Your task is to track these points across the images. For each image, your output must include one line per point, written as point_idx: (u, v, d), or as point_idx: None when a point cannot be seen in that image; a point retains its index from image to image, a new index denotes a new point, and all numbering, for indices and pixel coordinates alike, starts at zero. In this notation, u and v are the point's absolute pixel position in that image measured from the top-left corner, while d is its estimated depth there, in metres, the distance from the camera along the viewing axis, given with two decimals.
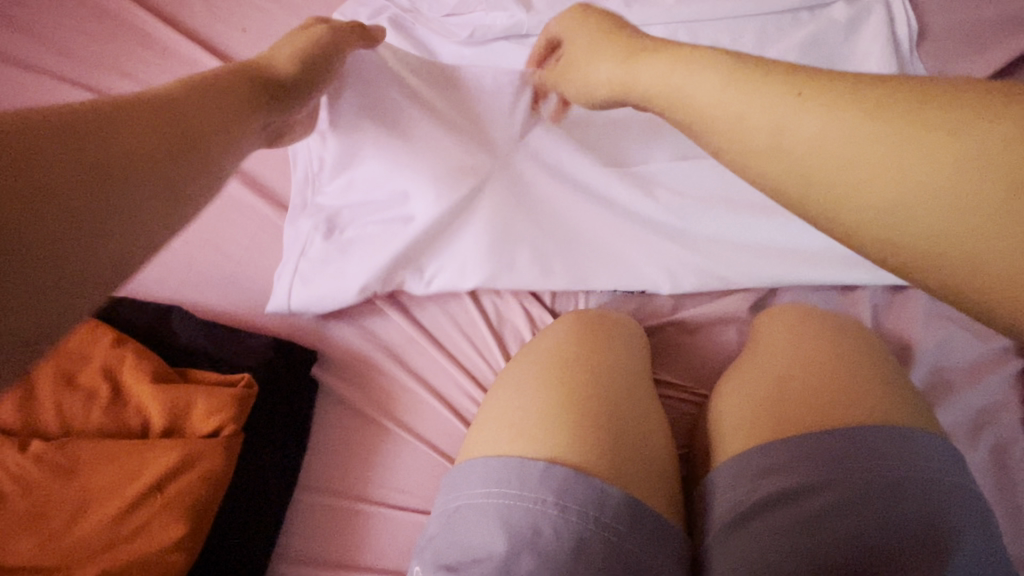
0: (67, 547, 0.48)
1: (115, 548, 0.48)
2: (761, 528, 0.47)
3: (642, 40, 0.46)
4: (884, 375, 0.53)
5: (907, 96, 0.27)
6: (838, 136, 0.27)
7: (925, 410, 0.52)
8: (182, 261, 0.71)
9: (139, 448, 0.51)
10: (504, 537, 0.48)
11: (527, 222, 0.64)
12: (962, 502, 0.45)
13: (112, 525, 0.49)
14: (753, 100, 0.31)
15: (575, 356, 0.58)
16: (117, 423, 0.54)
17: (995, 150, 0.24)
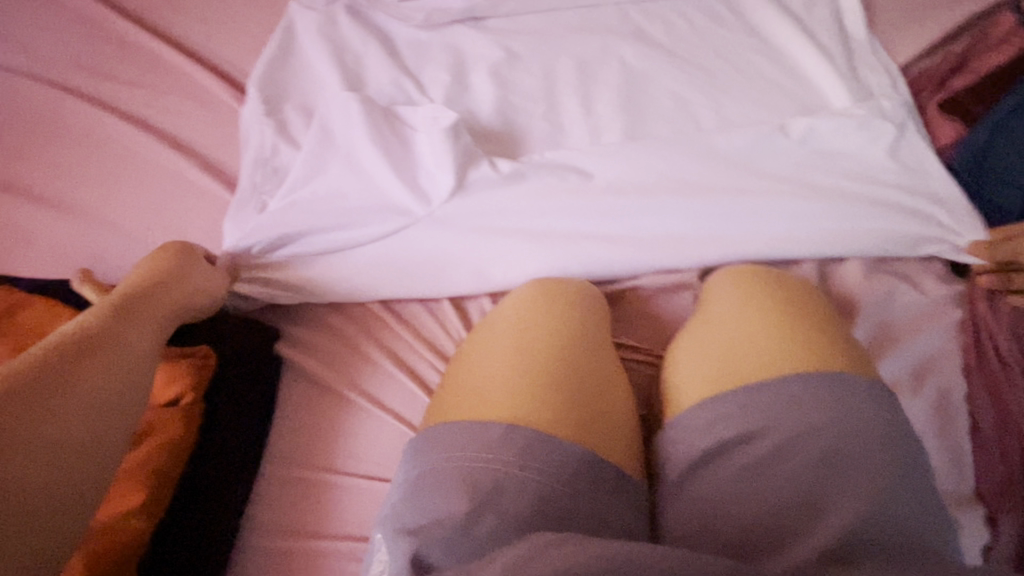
0: None
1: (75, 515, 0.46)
2: (714, 477, 0.49)
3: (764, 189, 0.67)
4: (822, 326, 0.56)
5: (830, 324, 0.57)
6: (818, 322, 0.56)
7: (859, 355, 0.54)
8: (133, 245, 0.67)
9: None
10: (465, 498, 0.46)
11: (473, 220, 0.66)
12: (897, 436, 0.47)
13: None
14: (804, 309, 0.58)
15: (536, 321, 0.59)
16: None
17: (859, 357, 0.54)
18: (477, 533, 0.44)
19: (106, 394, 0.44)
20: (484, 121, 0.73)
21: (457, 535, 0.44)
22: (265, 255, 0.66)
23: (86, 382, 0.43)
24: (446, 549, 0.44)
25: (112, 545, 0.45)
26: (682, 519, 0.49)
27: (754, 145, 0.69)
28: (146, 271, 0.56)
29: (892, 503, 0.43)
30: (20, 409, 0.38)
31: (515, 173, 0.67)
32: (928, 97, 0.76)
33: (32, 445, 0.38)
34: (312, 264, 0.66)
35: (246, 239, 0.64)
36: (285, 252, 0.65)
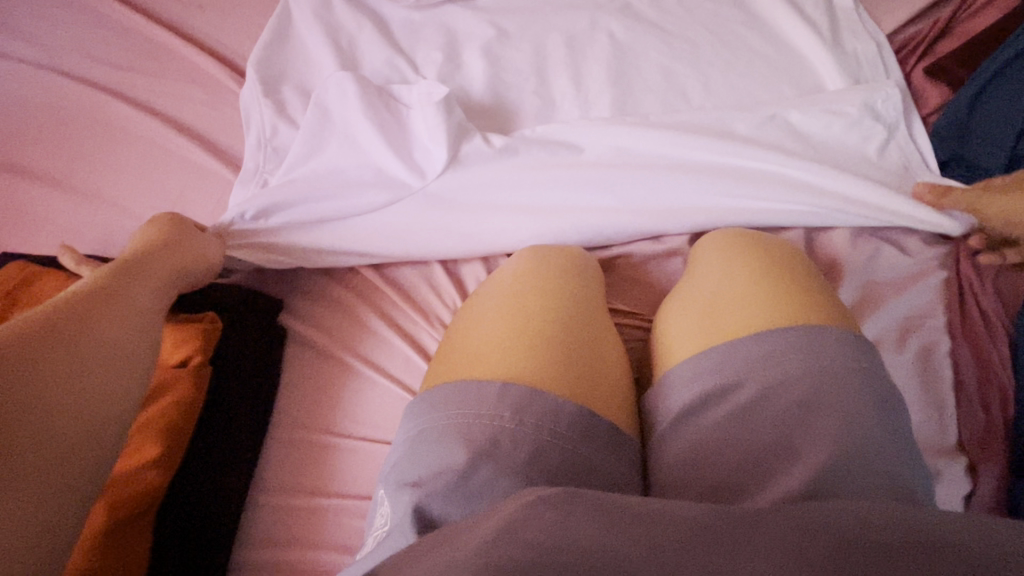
0: None
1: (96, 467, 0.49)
2: (702, 425, 0.51)
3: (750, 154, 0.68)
4: (805, 286, 0.58)
5: (813, 283, 0.59)
6: (801, 281, 0.58)
7: (840, 310, 0.56)
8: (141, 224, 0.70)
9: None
10: (463, 450, 0.47)
11: (469, 192, 0.68)
12: (873, 381, 0.49)
13: None
14: (789, 269, 0.59)
15: (531, 286, 0.61)
16: None
17: (841, 313, 0.56)
18: (476, 483, 0.45)
19: (114, 341, 0.47)
20: (475, 98, 0.75)
21: (456, 485, 0.45)
22: (261, 222, 0.67)
23: (93, 330, 0.46)
24: (447, 499, 0.45)
25: (131, 490, 0.49)
26: (671, 463, 0.51)
27: (741, 116, 0.71)
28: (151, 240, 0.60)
29: (867, 440, 0.46)
30: (37, 346, 0.42)
31: (507, 145, 0.69)
32: (913, 64, 0.77)
33: (45, 384, 0.41)
34: (309, 234, 0.68)
35: (241, 207, 0.66)
36: (278, 219, 0.67)
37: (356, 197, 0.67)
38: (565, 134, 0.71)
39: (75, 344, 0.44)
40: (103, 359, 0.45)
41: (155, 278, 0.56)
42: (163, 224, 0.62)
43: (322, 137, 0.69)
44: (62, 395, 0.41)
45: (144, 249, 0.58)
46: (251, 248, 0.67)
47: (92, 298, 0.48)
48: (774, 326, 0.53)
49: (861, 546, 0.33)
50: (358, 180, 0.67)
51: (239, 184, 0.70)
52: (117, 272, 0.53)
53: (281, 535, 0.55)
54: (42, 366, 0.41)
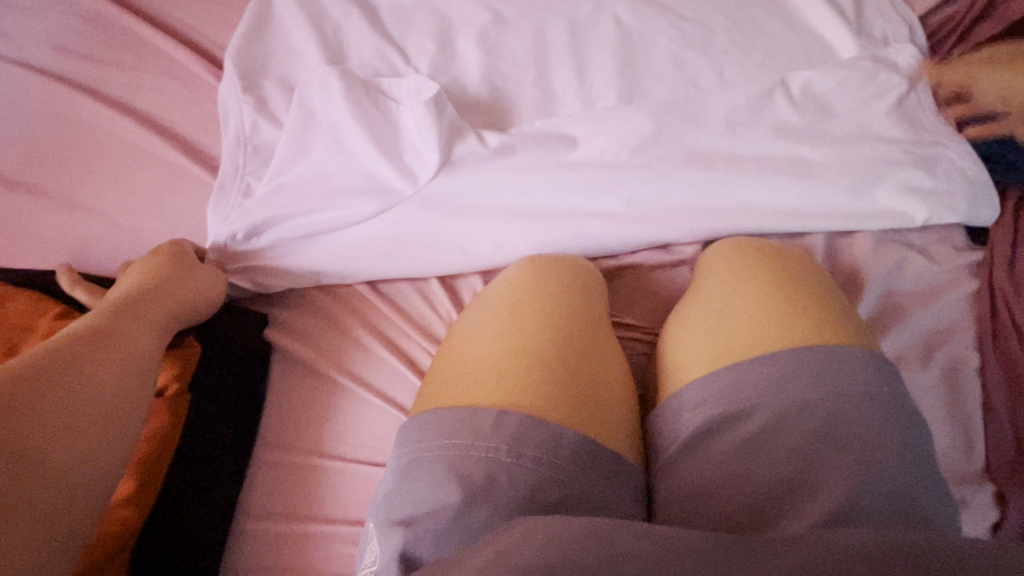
0: None
1: None
2: (710, 454, 0.47)
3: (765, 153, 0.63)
4: (829, 305, 0.53)
5: (836, 302, 0.54)
6: (823, 301, 0.53)
7: (868, 335, 0.52)
8: (118, 231, 0.67)
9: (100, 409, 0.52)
10: (455, 487, 0.43)
11: (463, 195, 0.64)
12: (898, 410, 0.45)
13: None
14: (812, 287, 0.54)
15: (529, 300, 0.57)
16: None
17: (865, 336, 0.51)
18: (468, 524, 0.42)
19: (108, 387, 0.44)
20: (469, 91, 0.70)
21: (447, 526, 0.42)
22: (251, 238, 0.64)
23: (85, 376, 0.43)
24: (436, 542, 0.42)
25: (107, 531, 0.46)
26: (678, 493, 0.47)
27: (759, 110, 0.66)
28: (152, 270, 0.57)
29: (889, 476, 0.42)
30: (26, 399, 0.39)
31: (503, 145, 0.64)
32: (948, 52, 0.71)
33: (40, 439, 0.38)
34: (300, 246, 0.64)
35: (229, 229, 0.63)
36: (269, 238, 0.64)
37: (345, 203, 0.63)
38: (566, 129, 0.66)
39: (73, 394, 0.41)
40: (100, 411, 0.42)
41: (158, 315, 0.53)
42: (157, 254, 0.60)
43: (304, 137, 0.64)
44: (57, 453, 0.38)
45: (146, 280, 0.55)
46: (244, 267, 0.64)
47: (83, 340, 0.45)
48: (788, 346, 0.49)
49: None
50: (346, 185, 0.63)
51: (218, 189, 0.66)
52: (119, 309, 0.50)
53: (267, 562, 0.53)
54: (32, 421, 0.38)
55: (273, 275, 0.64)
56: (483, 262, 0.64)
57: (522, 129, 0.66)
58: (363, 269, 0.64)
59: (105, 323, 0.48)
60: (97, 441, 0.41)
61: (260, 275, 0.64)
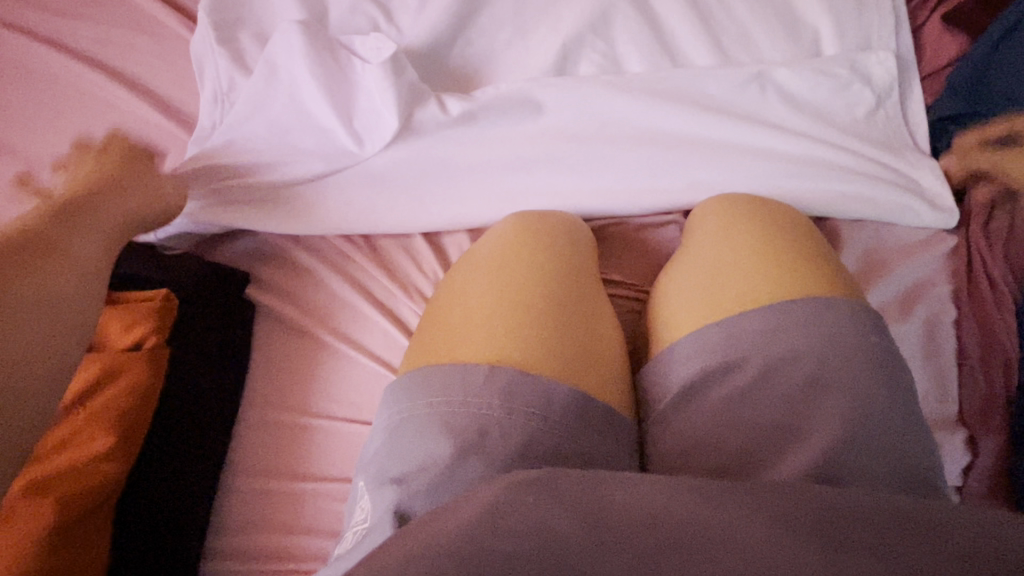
0: None
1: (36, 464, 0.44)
2: (701, 407, 0.48)
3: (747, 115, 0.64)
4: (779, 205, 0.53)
5: (821, 253, 0.54)
6: (810, 253, 0.54)
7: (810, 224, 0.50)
8: None
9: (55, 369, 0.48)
10: (448, 441, 0.43)
11: (439, 162, 0.64)
12: (881, 356, 0.46)
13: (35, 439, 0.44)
14: (797, 240, 0.55)
15: (517, 259, 0.56)
16: None
17: (849, 286, 0.52)
18: (461, 476, 0.42)
19: (54, 302, 0.41)
20: (452, 48, 0.69)
21: (441, 478, 0.42)
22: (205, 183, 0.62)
23: (38, 275, 0.41)
24: (429, 494, 0.42)
25: (82, 485, 0.43)
26: (668, 446, 0.48)
27: (723, 78, 0.64)
28: (93, 165, 0.52)
29: (869, 421, 0.43)
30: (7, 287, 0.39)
31: (464, 114, 0.63)
32: (929, 11, 0.71)
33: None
34: (261, 196, 0.63)
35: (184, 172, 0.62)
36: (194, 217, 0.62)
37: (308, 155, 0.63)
38: (533, 90, 0.64)
39: (16, 306, 0.39)
40: (48, 326, 0.40)
41: (103, 216, 0.49)
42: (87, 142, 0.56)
43: (254, 113, 0.62)
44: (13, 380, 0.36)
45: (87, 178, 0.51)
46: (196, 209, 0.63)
47: (38, 233, 0.44)
48: (768, 298, 0.50)
49: (886, 527, 0.31)
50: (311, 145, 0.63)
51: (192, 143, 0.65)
52: (53, 214, 0.46)
53: (257, 524, 0.52)
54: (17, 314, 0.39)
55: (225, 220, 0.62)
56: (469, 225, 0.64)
57: (487, 93, 0.64)
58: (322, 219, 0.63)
59: (40, 228, 0.44)
60: (52, 353, 0.39)
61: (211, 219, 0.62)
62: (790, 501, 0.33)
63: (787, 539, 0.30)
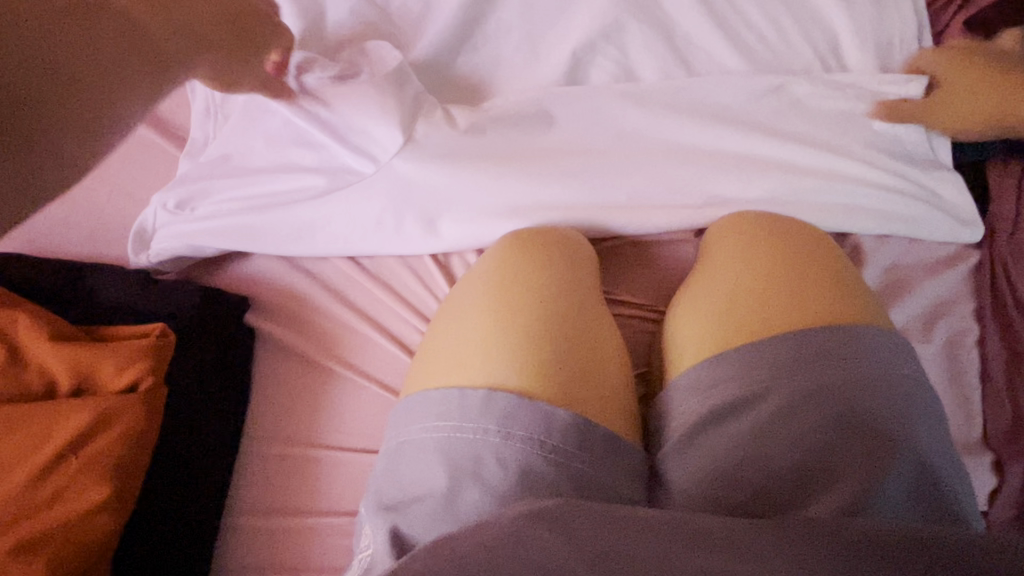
0: None
1: (27, 518, 0.42)
2: (718, 441, 0.45)
3: (762, 125, 0.62)
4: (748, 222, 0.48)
5: (847, 273, 0.51)
6: (836, 276, 0.51)
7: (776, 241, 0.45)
8: (89, 210, 0.66)
9: (34, 411, 0.45)
10: (444, 471, 0.42)
11: (437, 184, 0.60)
12: (912, 389, 0.43)
13: (24, 493, 0.42)
14: (820, 259, 0.52)
15: (521, 277, 0.53)
16: (17, 388, 0.47)
17: (878, 312, 0.49)
18: (457, 506, 0.41)
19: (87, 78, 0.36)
20: (457, 55, 0.67)
21: (439, 509, 0.42)
22: (200, 201, 0.61)
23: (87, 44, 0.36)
24: (426, 525, 0.42)
25: (79, 541, 0.42)
26: (683, 483, 0.44)
27: (738, 88, 0.62)
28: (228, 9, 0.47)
29: (899, 462, 0.40)
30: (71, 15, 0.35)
31: (473, 125, 0.61)
32: (951, 15, 0.68)
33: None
34: (249, 214, 0.60)
35: (177, 193, 0.61)
36: (184, 241, 0.61)
37: (298, 168, 0.59)
38: (545, 104, 0.63)
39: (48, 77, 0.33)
40: (66, 102, 0.35)
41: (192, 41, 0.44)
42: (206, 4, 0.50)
43: (248, 137, 0.61)
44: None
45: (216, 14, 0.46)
46: (187, 229, 0.61)
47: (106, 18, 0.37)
48: (787, 325, 0.47)
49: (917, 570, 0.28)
50: (301, 159, 0.59)
51: (187, 158, 0.64)
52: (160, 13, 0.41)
53: (257, 556, 0.51)
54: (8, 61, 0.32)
55: (218, 241, 0.61)
56: (472, 243, 0.60)
57: (496, 105, 0.63)
58: (319, 238, 0.61)
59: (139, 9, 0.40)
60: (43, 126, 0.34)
61: (204, 239, 0.61)
62: (824, 545, 0.30)
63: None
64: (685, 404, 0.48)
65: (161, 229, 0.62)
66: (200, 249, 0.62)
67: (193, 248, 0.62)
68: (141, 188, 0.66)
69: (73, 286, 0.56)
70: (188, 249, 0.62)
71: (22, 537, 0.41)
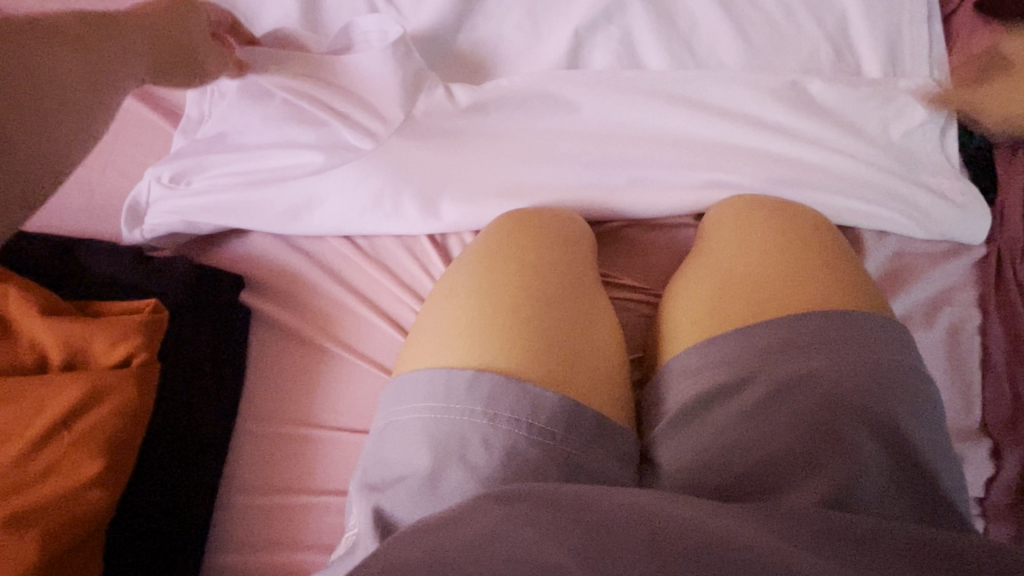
0: None
1: (19, 492, 0.42)
2: (705, 426, 0.44)
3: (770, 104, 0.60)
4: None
5: (844, 257, 0.51)
6: (833, 260, 0.50)
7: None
8: (84, 186, 0.66)
9: (24, 386, 0.45)
10: (426, 451, 0.43)
11: (432, 164, 0.60)
12: (908, 376, 0.43)
13: (14, 466, 0.42)
14: (816, 244, 0.51)
15: (513, 257, 0.52)
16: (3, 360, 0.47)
17: (878, 297, 0.49)
18: (440, 487, 0.42)
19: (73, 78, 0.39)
20: (458, 32, 0.65)
21: (422, 491, 0.42)
22: (193, 177, 0.61)
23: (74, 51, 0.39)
24: (410, 506, 0.42)
25: (71, 515, 0.42)
26: (670, 466, 0.44)
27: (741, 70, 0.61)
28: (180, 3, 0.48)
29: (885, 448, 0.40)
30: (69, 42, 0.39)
31: (473, 105, 0.60)
32: None
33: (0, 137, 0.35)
34: (243, 190, 0.60)
35: (171, 168, 0.61)
36: (180, 218, 0.61)
37: (292, 144, 0.59)
38: (550, 85, 0.61)
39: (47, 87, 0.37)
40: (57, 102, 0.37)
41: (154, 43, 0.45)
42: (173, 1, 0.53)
43: (244, 115, 0.60)
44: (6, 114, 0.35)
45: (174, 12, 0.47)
46: (180, 205, 0.61)
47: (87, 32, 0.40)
48: (782, 308, 0.47)
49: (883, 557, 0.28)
50: (296, 135, 0.59)
51: (181, 134, 0.64)
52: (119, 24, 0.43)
53: (251, 535, 0.51)
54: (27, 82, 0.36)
55: (212, 217, 0.60)
56: (468, 224, 0.59)
57: (500, 85, 0.61)
58: (313, 216, 0.60)
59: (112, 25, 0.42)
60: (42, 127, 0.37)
61: (198, 215, 0.61)
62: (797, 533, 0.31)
63: (792, 555, 0.28)
64: (676, 388, 0.47)
65: (155, 204, 0.61)
66: (194, 226, 0.62)
67: (186, 225, 0.61)
68: (139, 166, 0.66)
69: (64, 262, 0.56)
70: (182, 225, 0.61)
71: (14, 512, 0.41)
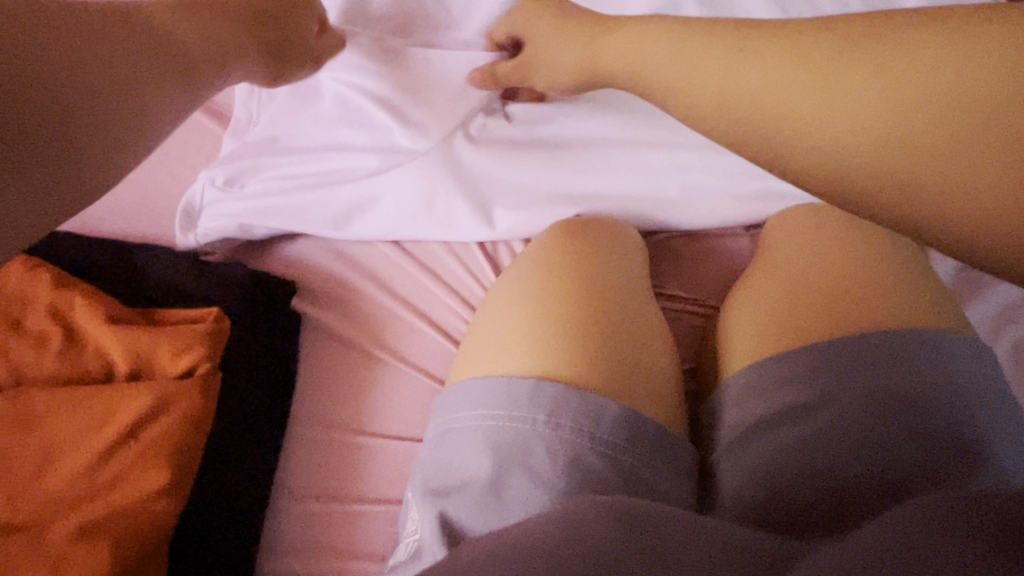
0: (43, 502, 0.43)
1: (93, 500, 0.43)
2: (775, 445, 0.42)
3: None
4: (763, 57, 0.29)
5: (915, 271, 0.49)
6: (905, 273, 0.49)
7: None
8: (135, 187, 0.66)
9: (97, 395, 0.46)
10: (489, 458, 0.42)
11: (487, 168, 0.59)
12: (991, 408, 0.41)
13: (89, 474, 0.44)
14: (885, 257, 0.50)
15: (571, 264, 0.51)
16: (78, 370, 0.49)
17: (953, 312, 0.47)
18: (505, 496, 0.41)
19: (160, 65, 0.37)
20: None
21: (486, 498, 0.41)
22: (246, 179, 0.60)
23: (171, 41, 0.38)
24: (475, 512, 0.41)
25: (140, 525, 0.43)
26: (736, 487, 0.42)
27: None
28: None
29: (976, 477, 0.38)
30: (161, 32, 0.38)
31: (527, 113, 0.61)
32: None
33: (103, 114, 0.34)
34: (297, 193, 0.59)
35: (223, 169, 0.60)
36: (233, 221, 0.60)
37: (347, 146, 0.58)
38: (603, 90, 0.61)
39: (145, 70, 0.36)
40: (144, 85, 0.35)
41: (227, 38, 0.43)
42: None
43: (297, 117, 0.59)
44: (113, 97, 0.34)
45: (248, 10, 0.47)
46: (234, 209, 0.60)
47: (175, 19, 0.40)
48: (856, 324, 0.46)
49: None
50: (350, 137, 0.58)
51: (230, 135, 0.63)
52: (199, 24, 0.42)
53: (302, 541, 0.51)
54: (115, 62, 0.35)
55: (265, 220, 0.60)
56: (521, 231, 0.59)
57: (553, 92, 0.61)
58: (367, 219, 0.60)
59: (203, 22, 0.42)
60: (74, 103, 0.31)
61: (251, 219, 0.60)
62: None
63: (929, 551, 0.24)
64: (744, 404, 0.46)
65: (208, 208, 0.61)
66: (246, 229, 0.61)
67: (239, 229, 0.61)
68: (189, 168, 0.67)
69: (121, 266, 0.57)
70: (234, 229, 0.61)
71: (87, 521, 0.42)
